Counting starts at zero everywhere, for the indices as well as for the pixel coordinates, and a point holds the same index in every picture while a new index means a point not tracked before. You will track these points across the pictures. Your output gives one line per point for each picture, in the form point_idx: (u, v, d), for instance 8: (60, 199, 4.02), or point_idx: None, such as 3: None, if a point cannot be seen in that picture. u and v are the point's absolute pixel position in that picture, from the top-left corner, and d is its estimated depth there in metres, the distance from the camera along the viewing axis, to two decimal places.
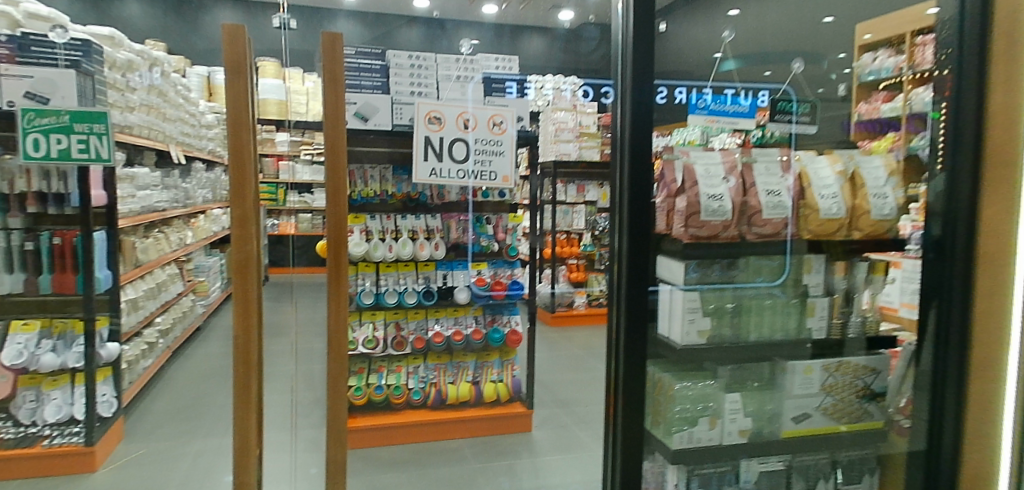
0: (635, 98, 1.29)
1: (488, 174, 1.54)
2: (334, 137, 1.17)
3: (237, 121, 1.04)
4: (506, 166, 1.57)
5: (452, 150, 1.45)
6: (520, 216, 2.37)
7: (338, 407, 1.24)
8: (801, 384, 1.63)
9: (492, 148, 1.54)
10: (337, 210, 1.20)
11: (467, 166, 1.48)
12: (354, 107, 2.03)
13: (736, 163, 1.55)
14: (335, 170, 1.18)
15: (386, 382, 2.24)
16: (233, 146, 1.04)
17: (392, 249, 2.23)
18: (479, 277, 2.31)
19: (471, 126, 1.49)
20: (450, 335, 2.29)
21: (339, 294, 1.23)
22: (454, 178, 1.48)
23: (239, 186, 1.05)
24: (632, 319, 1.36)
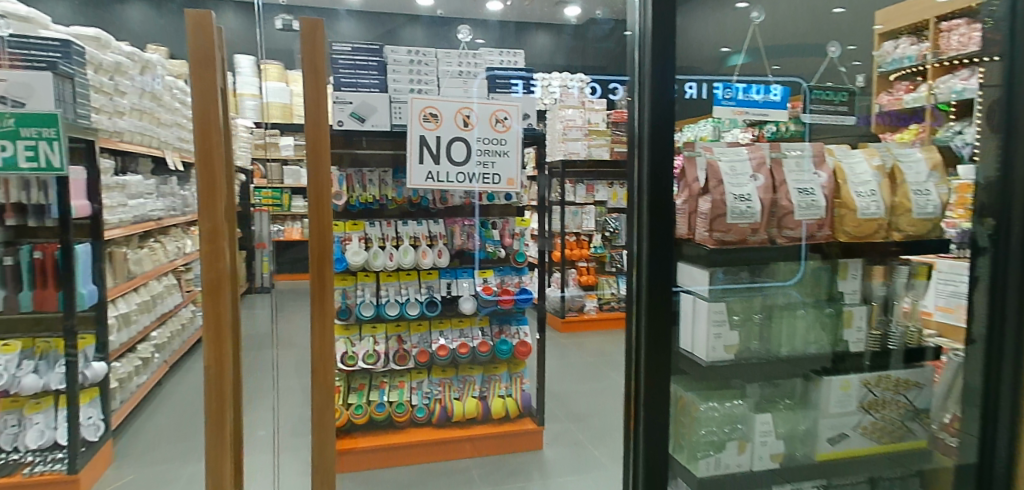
0: (654, 88, 1.16)
1: (491, 177, 1.42)
2: (315, 132, 1.06)
3: (205, 118, 0.94)
4: (509, 167, 1.46)
5: (451, 151, 1.34)
6: (527, 220, 2.25)
7: (326, 433, 1.14)
8: (838, 401, 1.45)
9: (496, 148, 1.41)
10: (321, 215, 1.09)
11: (469, 168, 1.36)
12: (349, 107, 1.91)
13: (765, 159, 1.40)
14: (317, 170, 1.07)
15: (388, 398, 2.13)
16: (202, 148, 0.95)
17: (393, 258, 2.10)
18: (486, 285, 2.18)
19: (472, 123, 1.36)
20: (456, 348, 2.17)
21: (325, 307, 1.12)
22: (452, 182, 1.36)
23: (209, 190, 0.96)
24: (652, 337, 1.21)
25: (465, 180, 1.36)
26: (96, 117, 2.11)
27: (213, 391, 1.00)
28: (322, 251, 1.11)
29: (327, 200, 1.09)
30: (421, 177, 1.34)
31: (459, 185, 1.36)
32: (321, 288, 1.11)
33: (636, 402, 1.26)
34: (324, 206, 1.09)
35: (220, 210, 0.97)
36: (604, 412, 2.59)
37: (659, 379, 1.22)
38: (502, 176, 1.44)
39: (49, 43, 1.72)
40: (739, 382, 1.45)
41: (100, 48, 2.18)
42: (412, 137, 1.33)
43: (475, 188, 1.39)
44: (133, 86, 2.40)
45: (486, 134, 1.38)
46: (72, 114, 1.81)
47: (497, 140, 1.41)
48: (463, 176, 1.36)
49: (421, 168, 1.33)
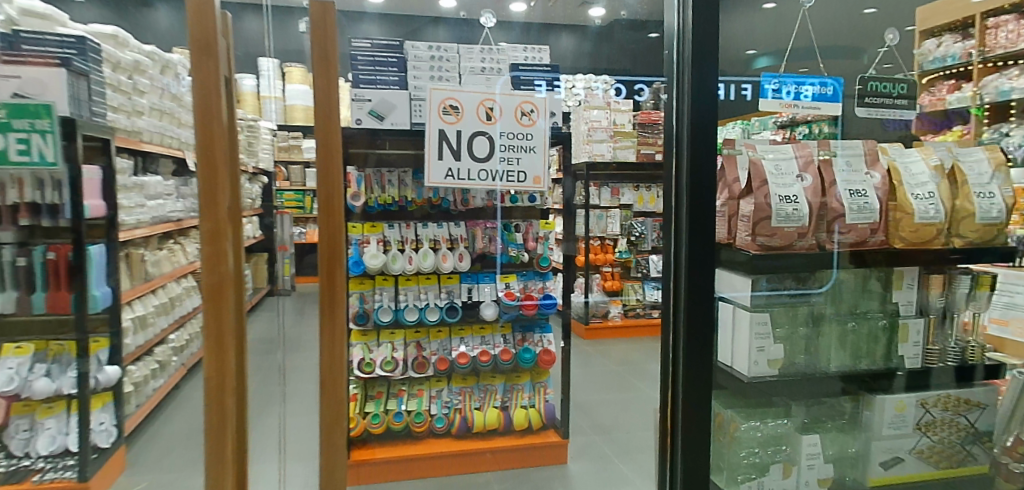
0: (694, 77, 1.05)
1: (514, 175, 1.33)
2: (326, 122, 1.00)
3: (204, 107, 0.94)
4: (535, 164, 1.37)
5: (473, 146, 1.24)
6: (552, 223, 2.17)
7: (334, 446, 1.07)
8: (892, 422, 1.32)
9: (522, 143, 1.32)
10: (331, 211, 1.03)
11: (492, 165, 1.27)
12: (368, 104, 1.85)
13: (813, 158, 1.29)
14: (329, 163, 1.01)
15: (406, 408, 2.05)
16: (202, 142, 0.95)
17: (412, 261, 2.03)
18: (508, 291, 2.10)
19: (495, 116, 1.28)
20: (477, 356, 2.08)
21: (335, 310, 1.05)
22: (473, 180, 1.25)
23: (209, 178, 0.96)
24: (691, 352, 1.10)
25: (488, 178, 1.27)
26: (113, 116, 2.11)
27: (212, 386, 0.99)
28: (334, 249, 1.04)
29: (339, 196, 1.03)
30: (439, 176, 1.24)
31: (479, 185, 1.26)
32: (332, 290, 1.04)
33: (674, 420, 1.15)
34: (334, 201, 1.03)
35: (220, 201, 0.97)
36: (631, 425, 2.49)
37: (698, 398, 1.12)
38: (527, 174, 1.35)
39: (64, 39, 1.72)
40: (781, 399, 1.33)
41: (118, 46, 2.17)
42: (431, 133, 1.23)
43: (498, 189, 1.29)
44: (153, 86, 2.38)
45: (510, 128, 1.29)
46: (87, 113, 1.82)
47: (521, 135, 1.32)
48: (487, 174, 1.26)
49: (441, 164, 1.23)
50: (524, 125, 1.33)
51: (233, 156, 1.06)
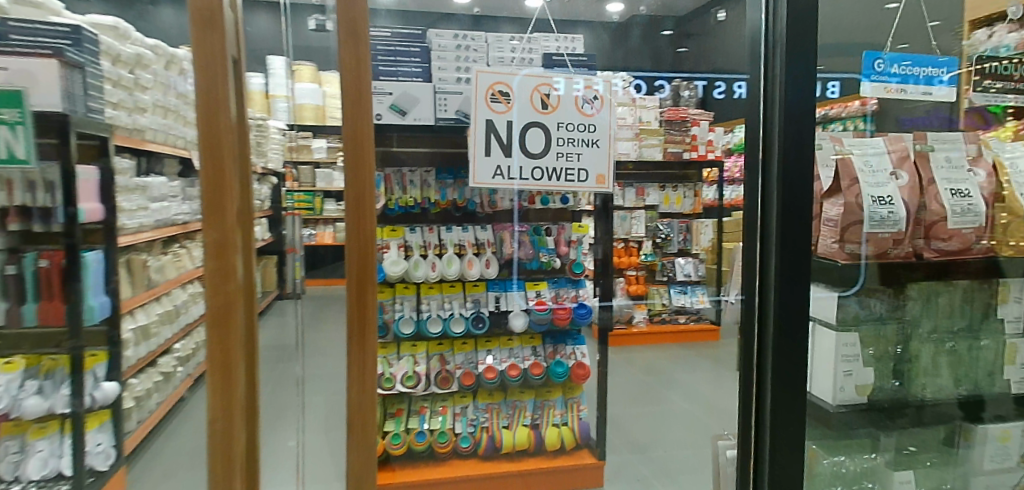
0: (790, 55, 0.90)
1: (572, 173, 1.15)
2: (355, 112, 0.87)
3: (210, 93, 0.82)
4: (601, 159, 1.17)
5: (527, 139, 1.12)
6: (585, 226, 2.01)
7: (363, 480, 0.94)
8: (995, 456, 1.15)
9: (581, 135, 1.15)
10: (360, 214, 0.89)
11: (545, 162, 1.13)
12: (389, 98, 1.61)
13: (908, 152, 1.12)
14: (358, 159, 0.88)
15: (429, 426, 1.88)
16: (208, 137, 0.82)
17: (435, 268, 1.88)
18: (539, 300, 1.95)
19: (551, 105, 1.14)
20: (505, 370, 1.93)
21: (366, 327, 0.92)
22: (524, 178, 1.13)
23: (214, 175, 0.83)
24: (779, 380, 0.94)
25: (541, 178, 1.13)
26: (112, 112, 1.99)
27: (219, 417, 0.87)
28: (365, 258, 0.91)
29: (368, 198, 0.89)
30: (485, 177, 1.12)
31: (527, 186, 1.13)
32: (362, 307, 0.91)
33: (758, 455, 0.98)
34: (365, 204, 0.89)
35: (226, 201, 0.83)
36: (672, 443, 2.40)
37: (788, 435, 0.96)
38: (589, 171, 1.16)
39: (57, 29, 1.55)
40: (867, 431, 1.16)
41: (118, 39, 2.07)
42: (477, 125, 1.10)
43: (552, 189, 1.14)
44: (156, 82, 2.24)
45: (567, 118, 1.15)
46: (83, 108, 1.69)
47: (584, 125, 1.15)
48: (540, 172, 1.13)
49: (489, 161, 1.11)
50: (585, 115, 1.16)
51: (245, 150, 0.93)
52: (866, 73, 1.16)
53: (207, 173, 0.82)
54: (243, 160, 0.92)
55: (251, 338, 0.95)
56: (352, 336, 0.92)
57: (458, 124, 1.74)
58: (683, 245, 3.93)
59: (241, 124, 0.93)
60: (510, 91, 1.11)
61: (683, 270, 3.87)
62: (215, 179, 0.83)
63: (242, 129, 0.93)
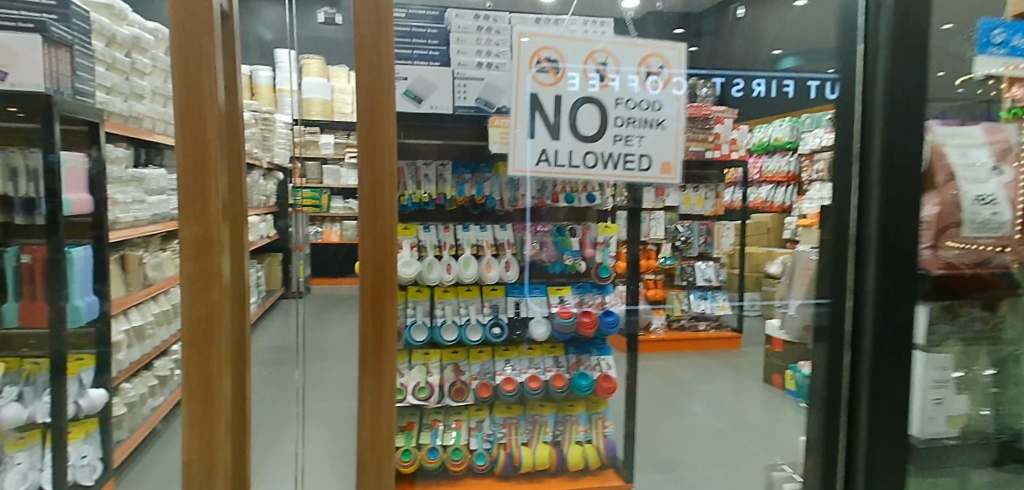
0: (893, 59, 0.96)
1: (631, 158, 1.12)
2: (372, 103, 0.95)
3: (198, 76, 0.84)
4: (665, 141, 1.13)
5: (580, 118, 1.08)
6: (612, 227, 1.87)
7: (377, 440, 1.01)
8: None
9: (643, 117, 1.12)
10: (375, 197, 0.97)
11: (599, 144, 1.10)
12: (404, 83, 1.44)
13: (1009, 144, 1.04)
14: (375, 146, 0.96)
15: (442, 442, 1.72)
16: (192, 103, 0.84)
17: (451, 270, 1.73)
18: (562, 306, 1.79)
19: (608, 80, 1.10)
20: (525, 382, 1.78)
21: (383, 304, 1.00)
22: (582, 161, 1.10)
23: (201, 161, 0.85)
24: (877, 387, 1.00)
25: (596, 164, 1.10)
26: (105, 97, 1.87)
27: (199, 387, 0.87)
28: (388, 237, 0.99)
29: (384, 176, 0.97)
30: (528, 163, 1.10)
31: (577, 173, 1.10)
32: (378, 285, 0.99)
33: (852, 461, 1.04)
34: (381, 188, 0.97)
35: (212, 186, 0.85)
36: (698, 462, 2.25)
37: (888, 440, 1.01)
38: (652, 157, 1.13)
39: (43, 2, 1.43)
40: (962, 465, 1.06)
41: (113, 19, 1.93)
42: (527, 100, 1.08)
43: (609, 176, 1.11)
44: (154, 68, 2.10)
45: (625, 95, 1.12)
46: (71, 89, 1.57)
47: (648, 104, 1.13)
48: (594, 156, 1.09)
49: (536, 141, 1.08)
50: (647, 91, 1.13)
51: (230, 135, 0.95)
52: (983, 46, 1.04)
53: (193, 158, 0.84)
54: (232, 146, 0.95)
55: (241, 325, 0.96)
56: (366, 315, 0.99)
57: (477, 113, 1.60)
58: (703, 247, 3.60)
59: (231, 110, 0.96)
60: (560, 60, 1.09)
61: (704, 274, 3.66)
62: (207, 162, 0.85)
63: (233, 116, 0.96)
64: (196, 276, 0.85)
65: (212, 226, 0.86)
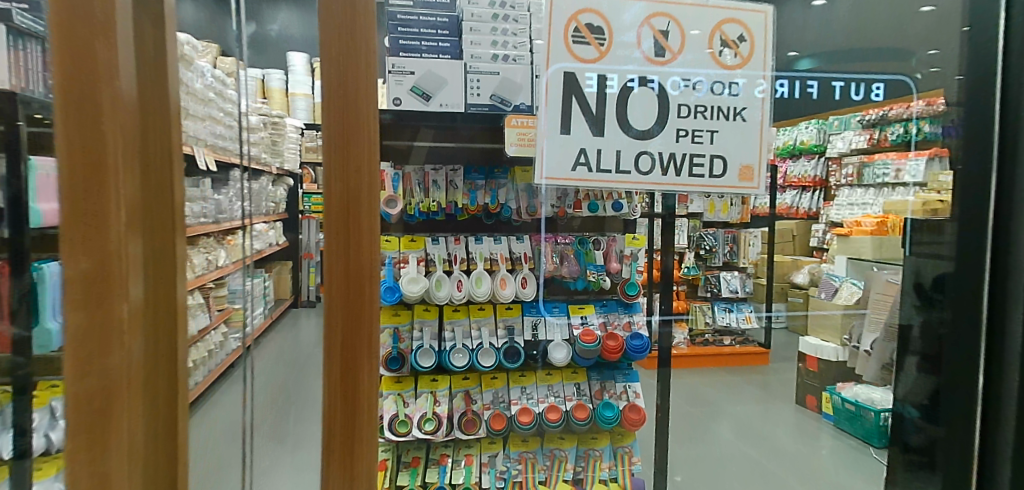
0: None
1: (700, 160, 0.82)
2: (342, 72, 0.65)
3: (87, 30, 0.59)
4: (749, 136, 0.83)
5: (633, 108, 0.81)
6: (641, 239, 1.70)
7: None
8: None
9: (717, 101, 0.82)
10: (347, 210, 0.67)
11: (655, 143, 0.81)
12: (410, 79, 1.38)
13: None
14: (346, 143, 0.66)
15: (451, 481, 1.55)
16: (74, 64, 0.59)
17: (461, 287, 1.57)
18: (585, 328, 1.62)
19: (671, 48, 0.81)
20: (544, 412, 1.58)
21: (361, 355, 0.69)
22: (630, 169, 0.81)
23: (94, 146, 0.60)
24: None
25: (652, 170, 0.81)
26: None
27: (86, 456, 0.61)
28: (370, 271, 0.68)
29: (365, 164, 0.67)
30: (560, 171, 0.81)
31: (623, 182, 0.82)
32: (351, 344, 0.68)
33: None
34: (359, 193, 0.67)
35: (111, 188, 0.60)
36: None
37: None
38: (729, 157, 0.83)
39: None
40: None
41: None
42: (563, 82, 0.79)
43: (669, 185, 0.83)
44: None
45: (696, 70, 0.81)
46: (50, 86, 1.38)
47: (723, 87, 0.83)
48: (649, 159, 0.81)
49: (572, 142, 0.80)
50: (724, 69, 0.82)
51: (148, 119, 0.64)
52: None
53: (81, 151, 0.59)
54: (159, 138, 0.65)
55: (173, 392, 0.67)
56: (333, 387, 0.69)
57: (493, 112, 1.40)
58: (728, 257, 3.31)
59: (157, 82, 0.64)
60: (607, 30, 0.79)
61: (728, 286, 3.42)
62: (99, 157, 0.60)
63: (163, 90, 0.65)
64: (84, 321, 0.60)
65: (102, 247, 0.60)
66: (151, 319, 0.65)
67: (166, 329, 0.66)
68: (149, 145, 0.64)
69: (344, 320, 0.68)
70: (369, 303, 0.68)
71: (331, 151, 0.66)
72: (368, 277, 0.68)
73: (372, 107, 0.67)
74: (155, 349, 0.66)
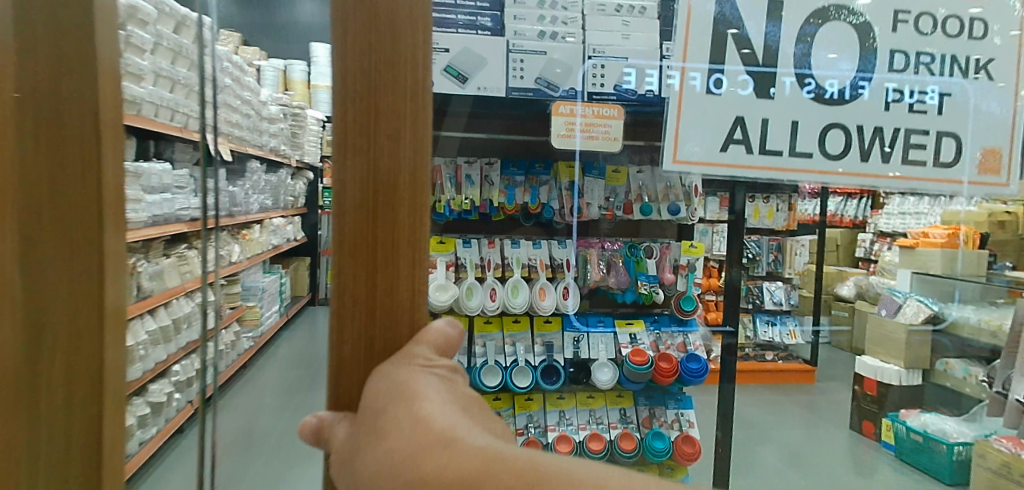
0: None
1: (920, 138, 0.60)
2: None
3: None
4: (997, 105, 0.60)
5: (817, 62, 0.60)
6: (699, 248, 1.49)
7: None
8: None
9: (939, 58, 0.60)
10: (374, 192, 0.44)
11: (855, 114, 0.59)
12: (446, 56, 1.13)
13: None
14: (373, 93, 0.43)
15: None
16: None
17: (495, 297, 1.39)
18: (635, 348, 1.42)
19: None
20: (553, 444, 1.34)
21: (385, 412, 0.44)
22: (813, 149, 0.59)
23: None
24: None
25: (848, 151, 0.59)
26: None
27: None
28: (409, 295, 0.45)
29: (406, 128, 0.44)
30: (705, 150, 0.59)
31: (802, 169, 0.59)
32: None
33: None
34: (394, 169, 0.44)
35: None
36: None
37: None
38: (965, 135, 0.60)
39: None
40: None
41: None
42: (713, 51, 0.59)
43: (872, 175, 0.59)
44: (160, 46, 1.86)
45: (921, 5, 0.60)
46: None
47: (960, 27, 0.60)
48: (841, 136, 0.60)
49: (725, 109, 0.59)
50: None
51: (64, 54, 0.56)
52: None
53: None
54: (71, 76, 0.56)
55: (92, 349, 0.58)
56: None
57: (538, 97, 1.24)
58: (772, 266, 2.86)
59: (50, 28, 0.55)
60: None
61: (772, 297, 3.01)
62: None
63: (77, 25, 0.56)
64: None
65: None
66: (52, 274, 0.56)
67: (81, 289, 0.57)
68: (59, 88, 0.56)
69: (362, 370, 0.45)
70: (402, 348, 0.45)
71: (350, 110, 0.43)
72: (406, 304, 0.45)
73: (421, 45, 0.44)
74: (62, 310, 0.57)
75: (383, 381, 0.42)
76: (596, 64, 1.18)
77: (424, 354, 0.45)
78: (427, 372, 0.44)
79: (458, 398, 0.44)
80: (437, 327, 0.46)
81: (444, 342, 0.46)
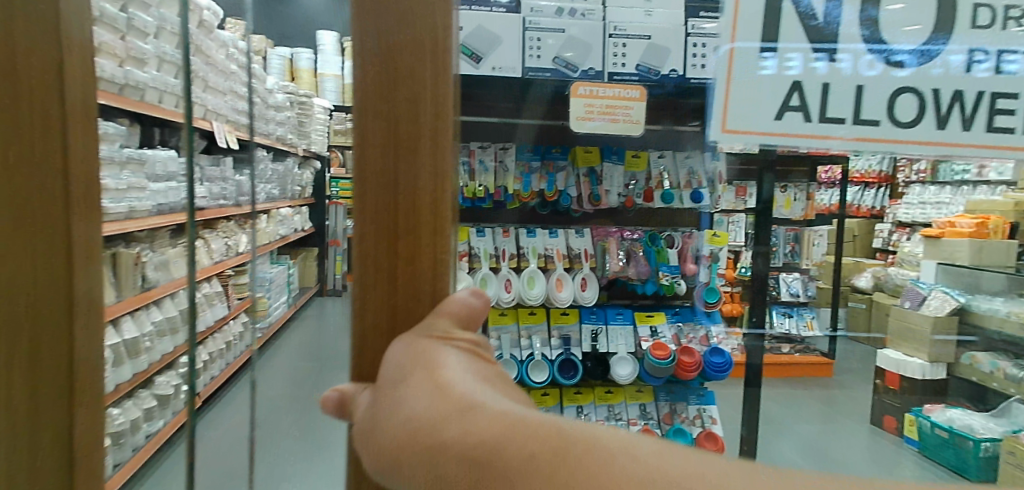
0: None
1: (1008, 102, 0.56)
2: None
3: None
4: None
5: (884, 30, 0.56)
6: (723, 237, 1.41)
7: None
8: None
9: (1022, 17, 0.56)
10: (394, 146, 0.38)
11: (930, 79, 0.56)
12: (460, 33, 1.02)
13: None
14: (394, 37, 0.38)
15: None
16: None
17: (510, 288, 1.32)
18: (656, 341, 1.36)
19: None
20: None
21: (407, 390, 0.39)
22: (881, 117, 0.56)
23: None
24: None
25: (921, 118, 0.56)
26: (112, 68, 1.58)
27: None
28: (432, 265, 0.39)
29: (429, 73, 0.38)
30: (760, 119, 0.56)
31: (868, 136, 0.57)
32: None
33: None
34: (415, 120, 0.38)
35: None
36: None
37: None
38: None
39: None
40: None
41: None
42: (765, 27, 0.56)
43: (949, 142, 0.56)
44: (164, 30, 1.82)
45: None
46: None
47: None
48: (913, 101, 0.56)
49: (783, 75, 0.55)
50: None
51: None
52: None
53: None
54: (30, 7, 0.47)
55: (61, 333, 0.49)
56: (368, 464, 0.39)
57: (556, 78, 1.17)
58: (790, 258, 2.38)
59: None
60: None
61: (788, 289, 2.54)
62: None
63: None
64: None
65: None
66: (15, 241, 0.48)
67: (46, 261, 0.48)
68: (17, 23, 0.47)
69: (380, 345, 0.39)
70: (423, 319, 0.39)
71: (368, 55, 0.38)
72: (429, 274, 0.39)
73: None
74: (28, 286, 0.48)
75: (399, 348, 0.36)
76: (618, 41, 1.14)
77: (443, 327, 0.37)
78: (448, 345, 0.37)
79: (488, 375, 0.36)
80: (459, 297, 0.39)
81: (467, 313, 0.39)
